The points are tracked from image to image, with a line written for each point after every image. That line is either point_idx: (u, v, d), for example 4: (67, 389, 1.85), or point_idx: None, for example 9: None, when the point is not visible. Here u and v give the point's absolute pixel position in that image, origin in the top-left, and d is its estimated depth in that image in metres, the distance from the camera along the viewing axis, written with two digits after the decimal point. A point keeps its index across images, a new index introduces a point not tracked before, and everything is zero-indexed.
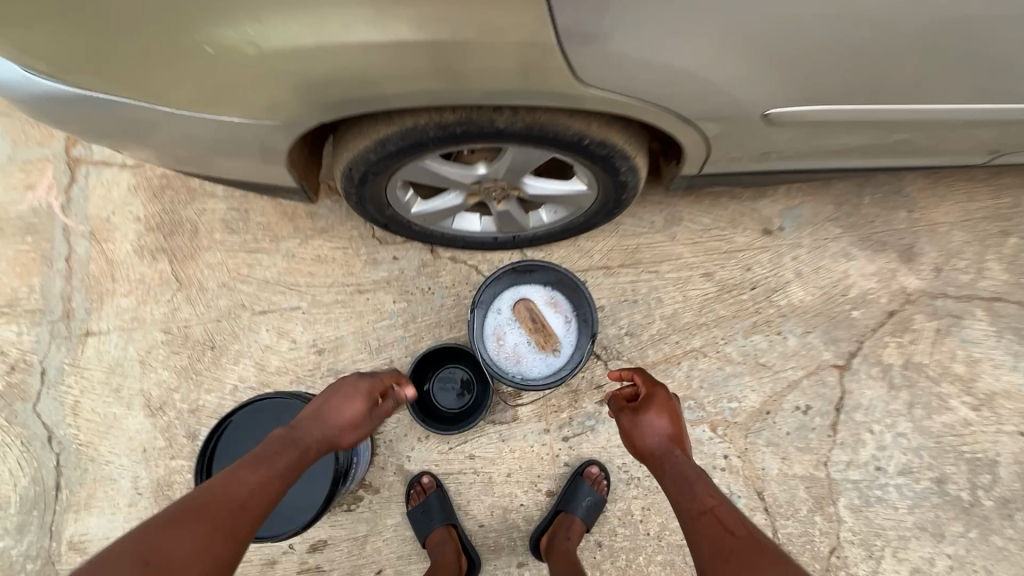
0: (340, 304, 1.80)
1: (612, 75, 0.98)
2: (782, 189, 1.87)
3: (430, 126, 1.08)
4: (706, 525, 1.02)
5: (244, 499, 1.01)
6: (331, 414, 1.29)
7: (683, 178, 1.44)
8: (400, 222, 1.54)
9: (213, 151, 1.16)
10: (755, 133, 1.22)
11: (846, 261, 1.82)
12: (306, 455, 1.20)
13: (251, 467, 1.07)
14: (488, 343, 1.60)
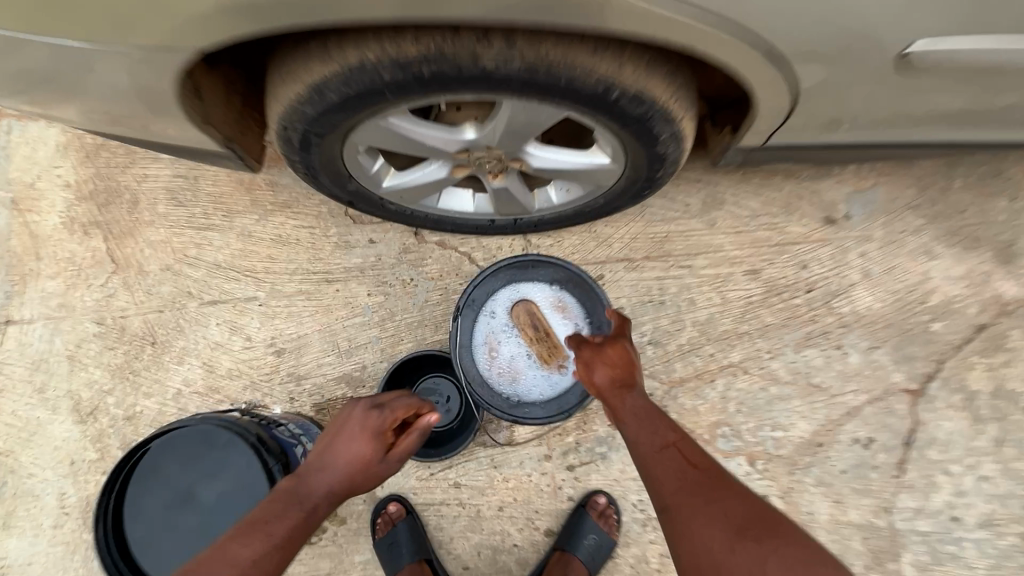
0: (304, 296, 1.50)
1: None
2: (851, 168, 1.50)
3: (386, 58, 0.74)
4: (671, 478, 0.87)
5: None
6: (334, 465, 0.94)
7: (740, 150, 1.09)
8: (369, 199, 1.22)
9: (89, 97, 0.88)
10: (854, 80, 0.87)
11: (927, 260, 1.46)
12: (305, 521, 0.88)
13: (235, 541, 0.81)
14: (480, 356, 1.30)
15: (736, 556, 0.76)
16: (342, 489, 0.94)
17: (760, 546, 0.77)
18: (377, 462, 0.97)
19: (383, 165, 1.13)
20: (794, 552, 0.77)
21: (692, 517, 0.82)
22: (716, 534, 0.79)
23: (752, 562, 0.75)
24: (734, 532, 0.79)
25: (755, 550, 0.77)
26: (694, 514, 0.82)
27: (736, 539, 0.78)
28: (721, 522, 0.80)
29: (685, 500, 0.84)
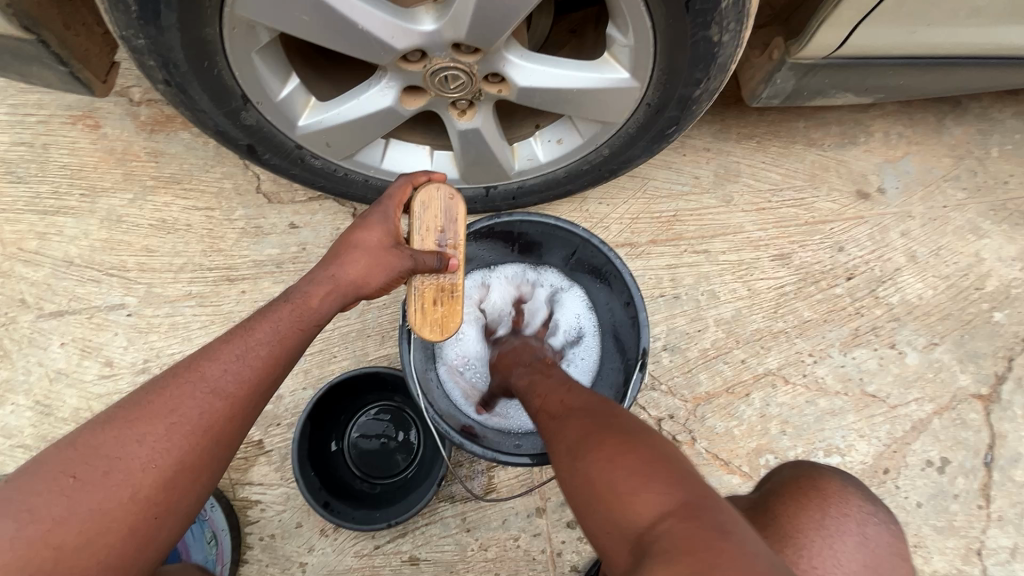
0: (194, 301, 1.08)
1: None
2: (880, 134, 1.27)
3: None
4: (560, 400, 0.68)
5: (203, 395, 0.57)
6: (356, 248, 0.72)
7: (794, 71, 0.81)
8: (279, 146, 0.85)
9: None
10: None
11: (976, 239, 1.23)
12: (306, 326, 0.66)
13: (213, 351, 0.60)
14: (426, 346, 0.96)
15: (589, 461, 0.55)
16: (351, 288, 0.70)
17: (633, 444, 0.55)
18: (396, 257, 0.73)
19: (299, 88, 0.78)
20: (664, 458, 0.53)
21: (570, 430, 0.61)
22: (578, 434, 0.59)
23: (598, 467, 0.54)
24: (600, 432, 0.57)
25: (621, 447, 0.55)
26: (566, 432, 0.61)
27: (587, 446, 0.57)
28: (596, 425, 0.59)
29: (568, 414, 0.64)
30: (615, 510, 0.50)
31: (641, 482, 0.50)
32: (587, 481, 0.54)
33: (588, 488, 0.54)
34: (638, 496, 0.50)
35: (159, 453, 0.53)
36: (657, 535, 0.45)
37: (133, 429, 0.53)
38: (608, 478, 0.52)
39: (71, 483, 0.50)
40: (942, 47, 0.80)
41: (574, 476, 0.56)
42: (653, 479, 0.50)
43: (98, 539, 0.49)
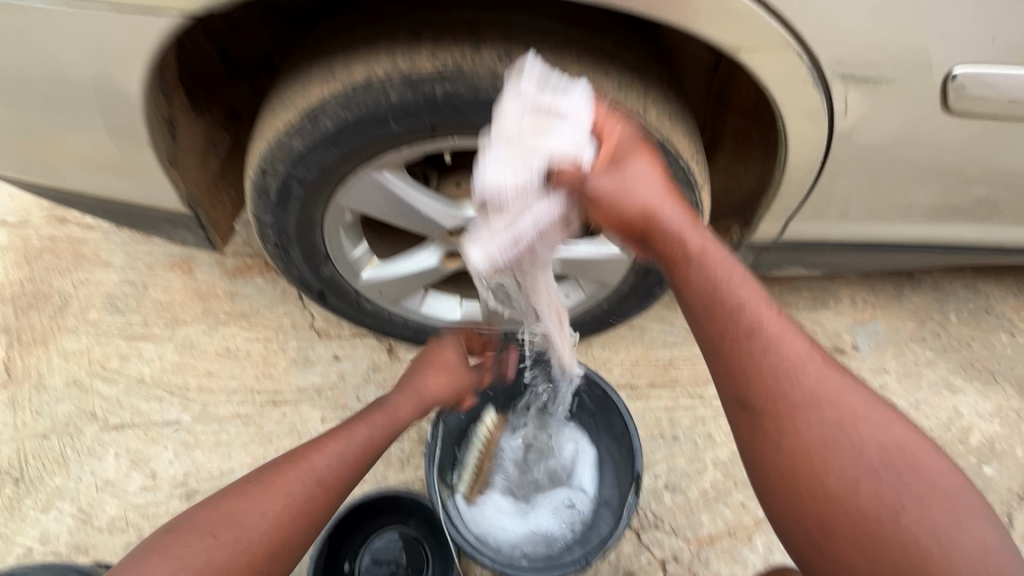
0: (241, 420, 1.21)
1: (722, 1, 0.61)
2: (850, 296, 1.45)
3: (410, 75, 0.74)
4: (780, 364, 0.65)
5: (307, 477, 0.76)
6: (432, 374, 0.97)
7: (750, 249, 1.03)
8: (343, 292, 1.07)
9: (28, 117, 0.75)
10: (860, 167, 0.82)
11: (951, 395, 1.34)
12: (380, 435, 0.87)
13: (318, 452, 0.79)
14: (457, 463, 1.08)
15: (846, 486, 0.62)
16: (427, 401, 0.95)
17: (907, 465, 0.62)
18: (458, 377, 1.00)
19: (367, 250, 1.02)
20: (941, 482, 0.62)
21: (825, 441, 0.63)
22: (862, 445, 0.63)
23: (864, 482, 0.62)
24: (875, 460, 0.62)
25: (893, 470, 0.62)
26: (823, 439, 0.63)
27: (866, 460, 0.62)
28: (876, 445, 0.63)
29: (777, 370, 0.65)
30: (867, 536, 0.61)
31: (944, 504, 0.61)
32: (833, 513, 0.62)
33: (879, 532, 0.61)
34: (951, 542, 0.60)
35: (269, 519, 0.71)
36: (960, 560, 0.59)
37: (256, 502, 0.72)
38: (894, 512, 0.61)
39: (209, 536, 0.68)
40: (867, 239, 1.02)
41: (821, 496, 0.63)
42: (938, 512, 0.61)
43: None
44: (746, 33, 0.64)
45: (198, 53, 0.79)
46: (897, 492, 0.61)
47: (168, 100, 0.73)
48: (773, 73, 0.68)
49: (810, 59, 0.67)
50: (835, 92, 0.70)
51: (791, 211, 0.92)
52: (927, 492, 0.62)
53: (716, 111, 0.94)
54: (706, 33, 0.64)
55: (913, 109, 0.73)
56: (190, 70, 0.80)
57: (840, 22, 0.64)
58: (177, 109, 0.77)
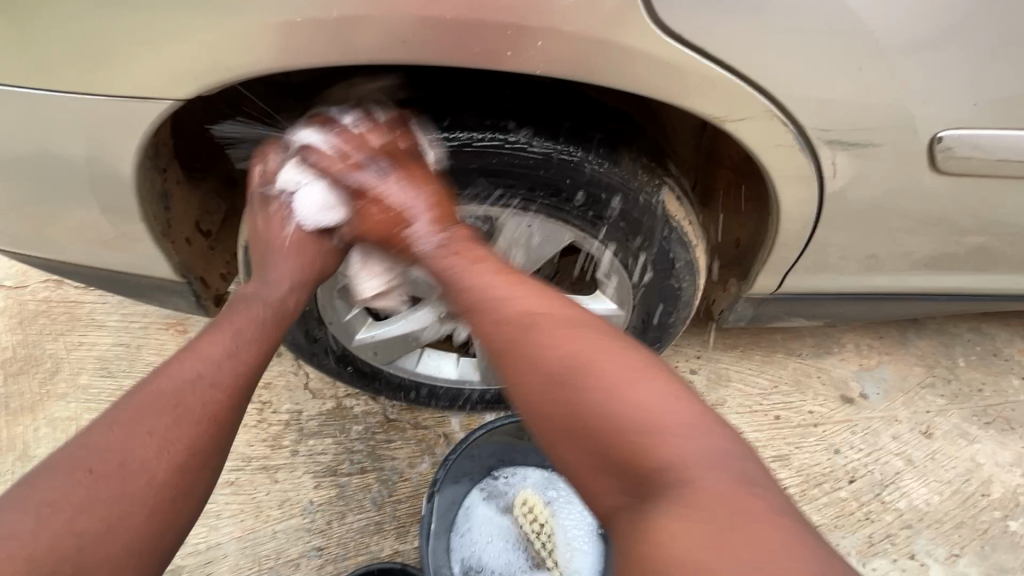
0: (229, 489, 1.15)
1: (710, 77, 0.62)
2: (854, 342, 1.43)
3: (407, 148, 0.76)
4: (495, 302, 0.64)
5: (202, 389, 0.67)
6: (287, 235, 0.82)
7: (750, 302, 1.02)
8: (337, 353, 1.06)
9: (25, 194, 0.75)
10: (852, 223, 0.82)
11: (968, 443, 1.30)
12: (270, 328, 0.78)
13: (201, 343, 0.72)
14: (456, 523, 1.04)
15: (561, 395, 0.57)
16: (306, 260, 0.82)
17: (614, 362, 0.57)
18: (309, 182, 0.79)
19: (361, 310, 1.02)
20: (652, 372, 0.57)
21: (529, 352, 0.59)
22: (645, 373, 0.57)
23: (619, 418, 0.53)
24: (570, 367, 0.57)
25: (631, 403, 0.54)
26: (523, 354, 0.59)
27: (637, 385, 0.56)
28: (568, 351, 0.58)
29: (497, 303, 0.64)
30: (583, 436, 0.54)
31: (638, 425, 0.53)
32: (548, 413, 0.57)
33: (627, 452, 0.52)
34: (649, 417, 0.53)
35: (177, 436, 0.64)
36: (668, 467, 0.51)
37: (154, 420, 0.63)
38: (591, 409, 0.54)
39: (89, 486, 0.57)
40: (867, 289, 1.01)
41: (579, 394, 0.55)
42: (629, 382, 0.55)
43: (129, 502, 0.58)
44: (735, 105, 0.65)
45: (194, 124, 0.82)
46: (605, 420, 0.54)
47: (163, 174, 0.75)
48: (761, 139, 0.68)
49: (796, 126, 0.68)
50: (823, 157, 0.71)
51: (787, 266, 0.91)
52: (630, 423, 0.53)
53: (707, 167, 0.95)
54: (695, 108, 0.65)
55: (899, 169, 0.74)
56: (183, 139, 0.82)
57: (824, 92, 0.65)
58: (172, 183, 0.78)
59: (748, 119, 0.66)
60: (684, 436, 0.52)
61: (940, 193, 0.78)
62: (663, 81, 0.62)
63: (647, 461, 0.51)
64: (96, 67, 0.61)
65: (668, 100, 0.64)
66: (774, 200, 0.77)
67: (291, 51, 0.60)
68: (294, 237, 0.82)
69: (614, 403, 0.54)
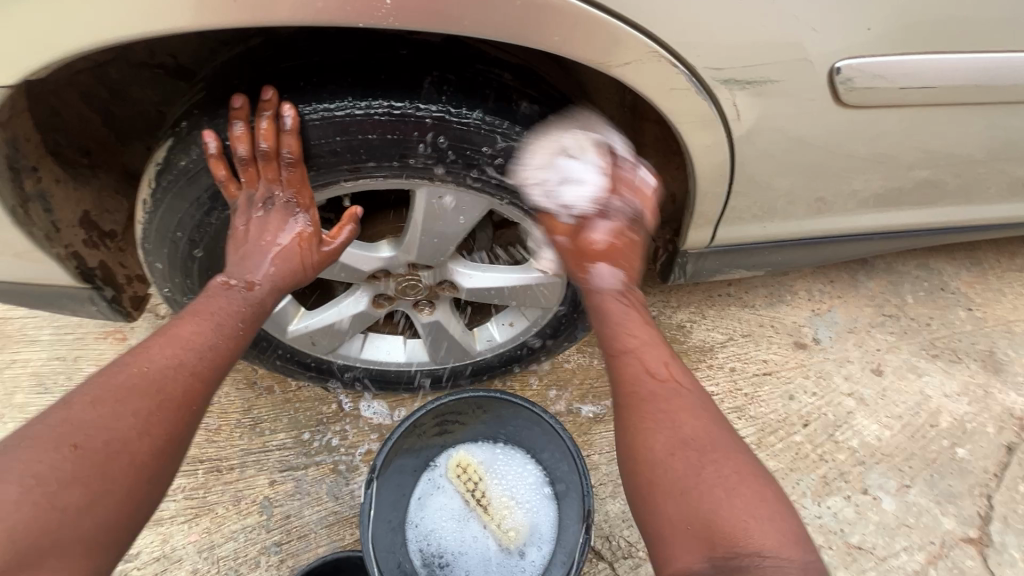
0: (181, 494, 1.12)
1: (588, 21, 0.59)
2: (807, 288, 1.43)
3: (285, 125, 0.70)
4: (644, 358, 0.73)
5: (178, 371, 0.66)
6: (255, 240, 0.77)
7: (687, 257, 1.00)
8: (274, 346, 1.03)
9: None
10: (772, 167, 0.80)
11: (918, 377, 1.33)
12: (247, 314, 0.75)
13: (177, 326, 0.70)
14: (409, 517, 1.04)
15: (680, 463, 0.64)
16: (291, 263, 0.78)
17: (724, 460, 0.64)
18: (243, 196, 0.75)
19: (291, 300, 0.98)
20: (753, 476, 0.63)
21: (663, 418, 0.68)
22: (715, 440, 0.66)
23: (705, 491, 0.62)
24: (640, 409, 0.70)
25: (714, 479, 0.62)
26: (652, 420, 0.68)
27: (701, 455, 0.65)
28: (685, 434, 0.66)
29: (638, 368, 0.72)
30: (687, 503, 0.62)
31: (718, 495, 0.61)
32: (659, 473, 0.65)
33: (705, 520, 0.60)
34: (733, 507, 0.60)
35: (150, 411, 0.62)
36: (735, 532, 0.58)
37: (125, 403, 0.61)
38: (705, 490, 0.62)
39: (47, 470, 0.55)
40: (803, 234, 1.00)
41: (654, 463, 0.66)
42: (738, 494, 0.61)
43: (104, 483, 0.57)
44: (622, 49, 0.61)
45: (74, 118, 0.75)
46: (714, 479, 0.62)
47: (34, 174, 0.71)
48: (654, 85, 0.65)
49: (686, 67, 0.65)
50: (723, 98, 0.68)
51: (715, 217, 0.89)
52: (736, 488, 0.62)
53: (634, 123, 0.91)
54: (578, 56, 0.61)
55: (806, 107, 0.71)
56: (64, 135, 0.75)
57: (712, 29, 0.62)
58: (51, 183, 0.74)
59: (635, 62, 0.63)
60: (774, 542, 0.58)
61: (858, 127, 0.76)
62: (539, 29, 0.59)
63: (739, 545, 0.58)
64: None
65: (540, 48, 0.60)
66: (684, 148, 0.74)
67: (119, 23, 0.54)
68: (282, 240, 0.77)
69: (721, 478, 0.63)
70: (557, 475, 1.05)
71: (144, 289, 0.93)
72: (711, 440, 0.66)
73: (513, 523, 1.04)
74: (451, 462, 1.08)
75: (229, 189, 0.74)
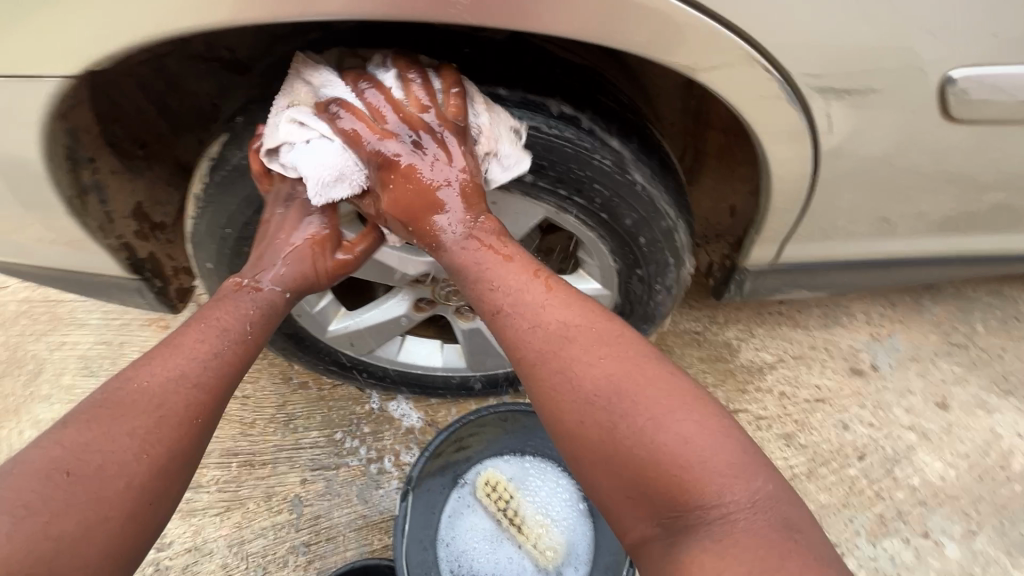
0: (214, 487, 1.12)
1: (678, 19, 0.54)
2: (865, 310, 1.35)
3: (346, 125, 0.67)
4: (529, 314, 0.63)
5: (179, 386, 0.63)
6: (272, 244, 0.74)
7: (746, 275, 0.95)
8: (313, 345, 1.02)
9: None
10: (853, 184, 0.73)
11: (987, 413, 1.22)
12: (259, 321, 0.72)
13: (179, 339, 0.66)
14: (440, 534, 1.00)
15: (604, 425, 0.56)
16: (309, 268, 0.75)
17: (653, 398, 0.55)
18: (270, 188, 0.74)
19: (332, 300, 0.97)
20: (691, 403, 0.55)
21: (582, 381, 0.58)
22: (637, 382, 0.56)
23: (639, 447, 0.54)
24: (551, 363, 0.60)
25: (656, 427, 0.54)
26: (563, 382, 0.58)
27: (626, 416, 0.55)
28: (608, 383, 0.57)
29: (530, 326, 0.62)
30: (620, 470, 0.54)
31: (658, 450, 0.53)
32: (583, 441, 0.57)
33: (650, 482, 0.53)
34: (677, 448, 0.53)
35: (150, 432, 0.59)
36: (680, 476, 0.52)
37: (124, 424, 0.59)
38: (638, 445, 0.54)
39: (45, 498, 0.53)
40: (875, 255, 0.93)
41: (591, 442, 0.56)
42: (677, 430, 0.53)
43: (104, 509, 0.55)
44: (712, 50, 0.57)
45: (132, 109, 0.75)
46: (652, 435, 0.53)
47: (91, 165, 0.70)
48: (742, 92, 0.60)
49: (780, 73, 0.59)
50: (815, 108, 0.63)
51: (784, 233, 0.83)
52: (670, 434, 0.53)
53: (697, 129, 0.86)
54: (664, 57, 0.57)
55: (902, 120, 0.65)
56: (122, 125, 0.75)
57: (811, 33, 0.57)
58: (107, 174, 0.73)
59: (724, 65, 0.58)
60: (727, 479, 0.52)
61: (953, 143, 0.69)
62: (625, 28, 0.55)
63: (688, 496, 0.51)
64: None
65: (626, 51, 0.56)
66: (766, 162, 0.69)
67: (195, 14, 0.53)
68: (306, 242, 0.74)
69: (654, 426, 0.54)
70: None
71: (188, 282, 0.94)
72: (636, 382, 0.56)
73: (550, 542, 1.00)
74: (480, 480, 1.03)
75: (262, 182, 0.73)
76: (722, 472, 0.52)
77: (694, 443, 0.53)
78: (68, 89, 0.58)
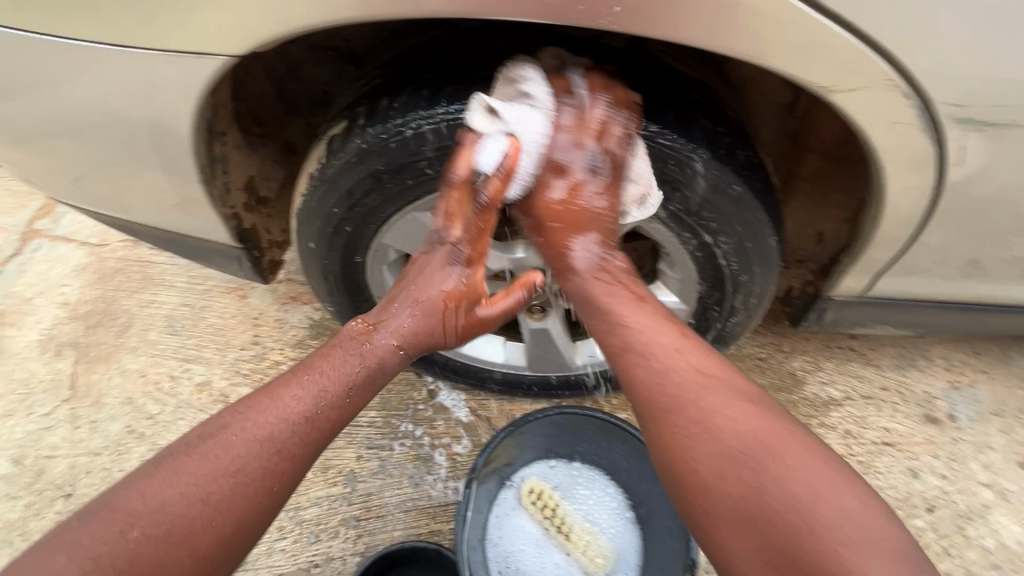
0: None
1: (823, 38, 0.54)
2: (946, 356, 1.27)
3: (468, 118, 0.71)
4: (662, 358, 0.69)
5: (270, 446, 0.67)
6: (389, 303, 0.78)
7: (828, 306, 0.92)
8: None
9: (96, 157, 0.77)
10: (965, 222, 0.71)
11: None
12: (366, 372, 0.76)
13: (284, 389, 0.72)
14: (488, 536, 1.00)
15: (732, 478, 0.60)
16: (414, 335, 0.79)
17: (797, 464, 0.59)
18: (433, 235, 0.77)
19: None
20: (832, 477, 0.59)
21: (731, 430, 0.63)
22: (769, 445, 0.61)
23: (770, 504, 0.58)
24: (679, 409, 0.66)
25: (776, 480, 0.59)
26: (688, 431, 0.64)
27: (748, 465, 0.60)
28: (739, 439, 0.62)
29: (661, 372, 0.68)
30: (758, 525, 0.58)
31: (793, 514, 0.57)
32: (720, 494, 0.61)
33: (786, 547, 0.56)
34: (815, 513, 0.56)
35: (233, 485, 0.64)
36: (832, 541, 0.55)
37: (216, 469, 0.64)
38: (774, 487, 0.58)
39: (134, 527, 0.59)
40: (973, 298, 0.89)
41: (708, 487, 0.62)
42: (827, 490, 0.58)
43: (175, 554, 0.60)
44: (850, 71, 0.56)
45: (257, 90, 0.81)
46: (785, 494, 0.58)
47: (222, 138, 0.76)
48: (872, 114, 0.60)
49: (919, 100, 0.58)
50: (941, 140, 0.61)
51: (881, 267, 0.81)
52: (804, 496, 0.57)
53: (794, 152, 0.85)
54: (801, 74, 0.57)
55: None
56: (246, 104, 0.81)
57: (950, 64, 0.55)
58: (232, 147, 0.79)
59: (860, 87, 0.57)
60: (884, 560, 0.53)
61: None
62: (765, 43, 0.55)
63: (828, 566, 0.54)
64: (159, 22, 0.61)
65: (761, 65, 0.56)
66: (882, 188, 0.68)
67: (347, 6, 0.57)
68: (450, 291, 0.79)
69: (782, 485, 0.58)
70: (640, 497, 1.02)
71: (280, 255, 0.99)
72: (768, 444, 0.61)
73: (600, 549, 1.00)
74: (525, 487, 1.04)
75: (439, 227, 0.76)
76: (859, 535, 0.55)
77: (829, 508, 0.56)
78: (219, 68, 0.64)
